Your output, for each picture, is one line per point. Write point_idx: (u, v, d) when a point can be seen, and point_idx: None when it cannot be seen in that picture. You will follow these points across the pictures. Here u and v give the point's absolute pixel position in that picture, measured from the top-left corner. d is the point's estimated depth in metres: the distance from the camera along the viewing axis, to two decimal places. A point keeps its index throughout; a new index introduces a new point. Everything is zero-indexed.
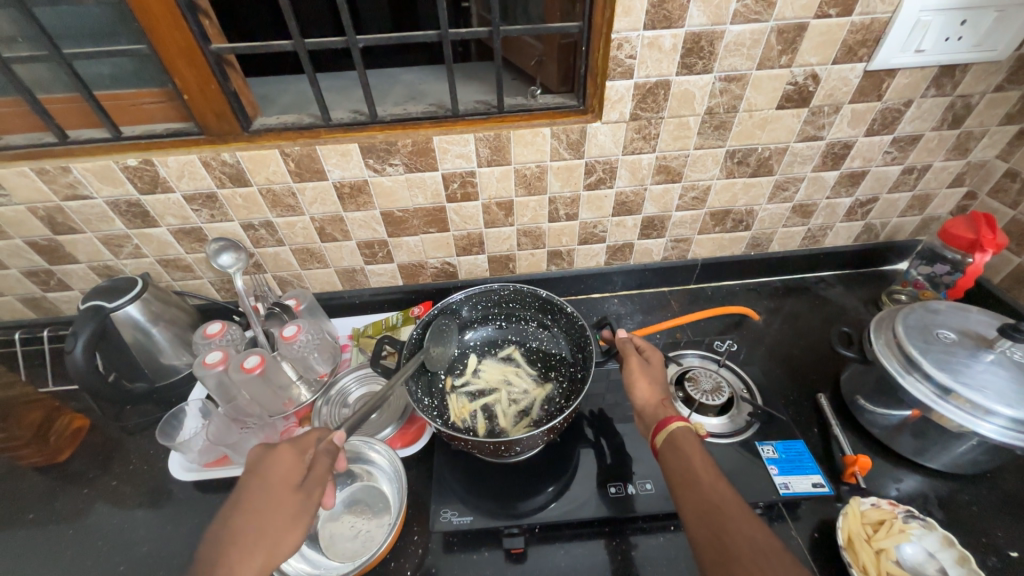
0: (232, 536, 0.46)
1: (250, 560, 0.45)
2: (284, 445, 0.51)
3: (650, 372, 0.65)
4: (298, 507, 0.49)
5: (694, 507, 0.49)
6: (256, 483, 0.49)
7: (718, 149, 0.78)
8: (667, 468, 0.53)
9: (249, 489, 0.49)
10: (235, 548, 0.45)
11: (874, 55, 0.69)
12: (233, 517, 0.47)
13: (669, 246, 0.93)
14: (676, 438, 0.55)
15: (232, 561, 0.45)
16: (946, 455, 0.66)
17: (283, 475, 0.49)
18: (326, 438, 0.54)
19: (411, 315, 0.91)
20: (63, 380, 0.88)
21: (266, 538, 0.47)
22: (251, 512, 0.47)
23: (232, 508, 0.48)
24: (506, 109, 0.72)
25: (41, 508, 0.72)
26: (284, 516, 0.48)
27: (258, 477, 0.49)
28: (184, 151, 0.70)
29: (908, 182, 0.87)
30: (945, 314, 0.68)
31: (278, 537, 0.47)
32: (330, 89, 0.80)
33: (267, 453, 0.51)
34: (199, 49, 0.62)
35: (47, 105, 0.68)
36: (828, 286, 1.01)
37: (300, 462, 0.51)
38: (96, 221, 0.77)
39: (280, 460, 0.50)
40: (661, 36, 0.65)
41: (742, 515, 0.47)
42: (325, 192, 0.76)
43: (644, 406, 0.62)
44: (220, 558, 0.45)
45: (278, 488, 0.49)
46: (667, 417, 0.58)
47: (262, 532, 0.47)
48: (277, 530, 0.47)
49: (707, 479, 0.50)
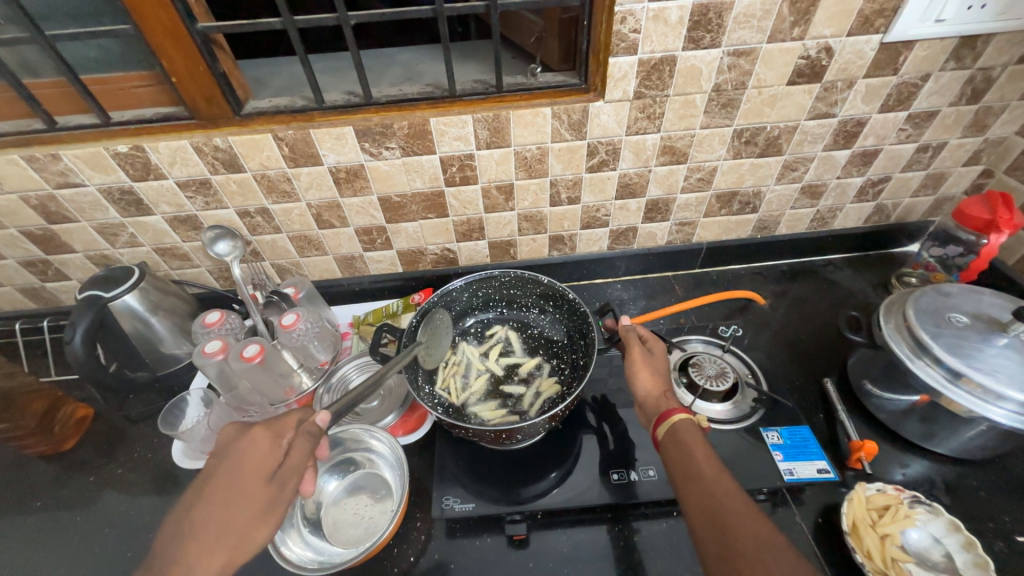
0: (200, 525, 0.46)
1: (212, 556, 0.45)
2: (257, 430, 0.51)
3: (653, 362, 0.64)
4: (268, 499, 0.48)
5: (697, 502, 0.48)
6: (227, 470, 0.49)
7: (725, 128, 0.75)
8: (670, 462, 0.53)
9: (218, 477, 0.49)
10: (198, 542, 0.45)
11: (891, 26, 0.66)
12: (202, 503, 0.48)
13: (674, 230, 0.91)
14: (678, 431, 0.54)
15: (197, 552, 0.45)
16: (954, 440, 0.65)
17: (253, 465, 0.49)
18: (306, 421, 0.53)
19: (412, 302, 0.90)
20: (66, 370, 0.88)
21: (234, 532, 0.46)
22: (220, 500, 0.47)
23: (205, 492, 0.48)
24: (505, 88, 0.70)
25: (49, 495, 0.73)
26: (253, 508, 0.47)
27: (230, 465, 0.49)
28: (175, 136, 0.68)
29: (922, 160, 0.84)
30: (958, 297, 0.66)
31: (248, 529, 0.47)
32: (323, 70, 0.78)
33: (241, 438, 0.51)
34: (185, 28, 0.60)
35: (33, 90, 0.66)
36: (836, 269, 0.99)
37: (273, 450, 0.50)
38: (89, 209, 0.75)
39: (255, 448, 0.50)
40: (667, 9, 0.62)
41: (746, 511, 0.46)
42: (320, 178, 0.74)
43: (646, 397, 0.61)
44: (185, 549, 0.45)
45: (247, 477, 0.48)
46: (670, 408, 0.58)
47: (230, 524, 0.47)
48: (249, 521, 0.47)
49: (711, 473, 0.49)
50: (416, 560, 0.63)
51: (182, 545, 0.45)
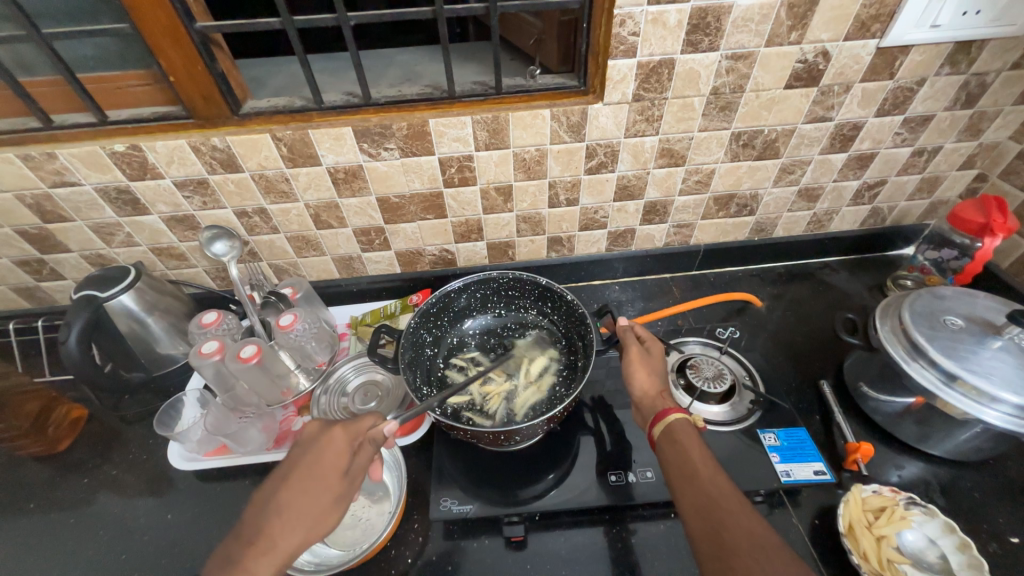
0: (279, 508, 0.48)
1: (285, 539, 0.47)
2: (337, 429, 0.53)
3: (650, 362, 0.64)
4: (338, 494, 0.51)
5: (693, 501, 0.48)
6: (306, 462, 0.51)
7: (723, 131, 0.76)
8: (666, 461, 0.53)
9: (299, 467, 0.51)
10: (279, 523, 0.47)
11: (887, 31, 0.66)
12: (283, 487, 0.50)
13: (672, 232, 0.92)
14: (673, 431, 0.54)
15: (276, 534, 0.47)
16: (949, 442, 0.65)
17: (332, 460, 0.51)
18: (376, 426, 0.55)
19: (410, 303, 0.89)
20: (60, 370, 0.88)
21: (309, 518, 0.48)
22: (298, 490, 0.49)
23: (284, 479, 0.50)
24: (504, 90, 0.70)
25: (43, 497, 0.72)
26: (328, 500, 0.50)
27: (309, 457, 0.51)
28: (173, 135, 0.67)
29: (917, 164, 0.85)
30: (952, 300, 0.67)
31: (321, 518, 0.49)
32: (322, 71, 0.78)
33: (321, 435, 0.53)
34: (184, 27, 0.59)
35: (29, 88, 0.65)
36: (833, 271, 0.99)
37: (348, 449, 0.52)
38: (85, 208, 0.75)
39: (332, 445, 0.52)
40: (666, 12, 0.62)
41: (740, 510, 0.46)
42: (319, 178, 0.74)
43: (642, 397, 0.61)
44: (266, 528, 0.47)
45: (325, 471, 0.50)
46: (665, 408, 0.58)
47: (306, 512, 0.48)
48: (322, 511, 0.49)
49: (705, 472, 0.50)
50: (414, 562, 0.63)
51: (263, 526, 0.47)
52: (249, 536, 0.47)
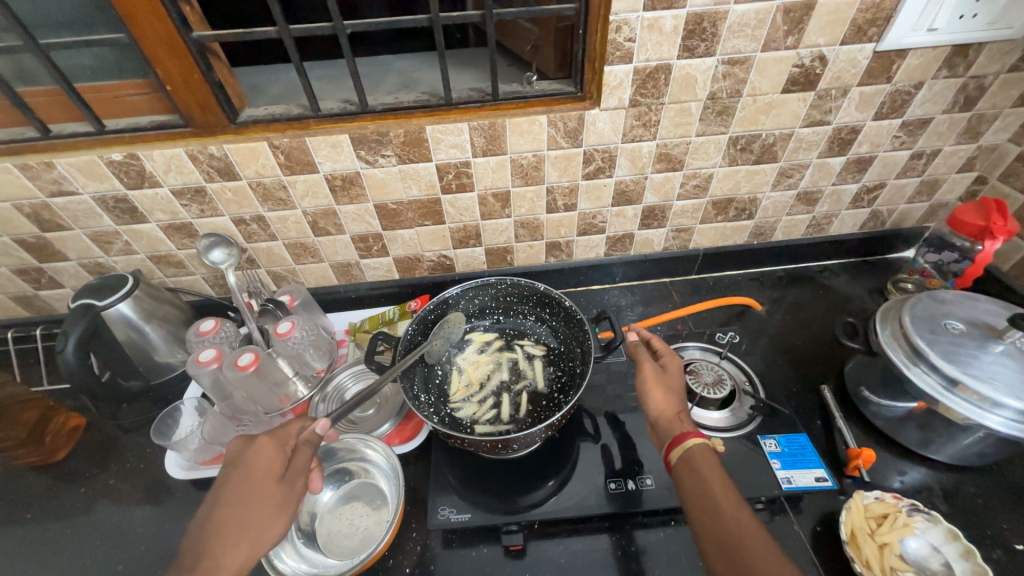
0: (220, 526, 0.49)
1: (238, 549, 0.49)
2: (264, 439, 0.54)
3: (667, 382, 0.63)
4: (281, 498, 0.52)
5: (715, 539, 0.48)
6: (240, 475, 0.52)
7: (721, 136, 0.76)
8: (685, 490, 0.52)
9: (231, 484, 0.51)
10: (225, 538, 0.49)
11: (884, 35, 0.66)
12: (221, 506, 0.50)
13: (671, 237, 0.91)
14: (692, 457, 0.54)
15: (221, 552, 0.48)
16: (952, 447, 0.65)
17: (263, 467, 0.52)
18: (307, 428, 0.56)
19: (408, 310, 0.90)
20: (59, 379, 0.87)
21: (252, 530, 0.50)
22: (237, 505, 0.50)
23: (220, 499, 0.51)
24: (500, 97, 0.70)
25: (40, 507, 0.72)
26: (269, 507, 0.51)
27: (242, 472, 0.52)
28: (170, 144, 0.68)
29: (916, 167, 0.84)
30: (953, 303, 0.66)
31: (266, 527, 0.50)
32: (320, 78, 0.78)
33: (248, 448, 0.54)
34: (181, 37, 0.60)
35: (27, 98, 0.66)
36: (833, 274, 0.99)
37: (280, 454, 0.54)
38: (84, 217, 0.75)
39: (261, 454, 0.53)
40: (662, 18, 0.62)
41: (766, 553, 0.45)
42: (316, 185, 0.74)
43: (658, 417, 0.60)
44: (210, 547, 0.49)
45: (261, 481, 0.52)
46: (683, 432, 0.57)
47: (249, 523, 0.50)
48: (265, 520, 0.50)
49: (728, 508, 0.49)
50: (412, 571, 0.62)
51: (206, 546, 0.48)
52: (193, 559, 0.48)
